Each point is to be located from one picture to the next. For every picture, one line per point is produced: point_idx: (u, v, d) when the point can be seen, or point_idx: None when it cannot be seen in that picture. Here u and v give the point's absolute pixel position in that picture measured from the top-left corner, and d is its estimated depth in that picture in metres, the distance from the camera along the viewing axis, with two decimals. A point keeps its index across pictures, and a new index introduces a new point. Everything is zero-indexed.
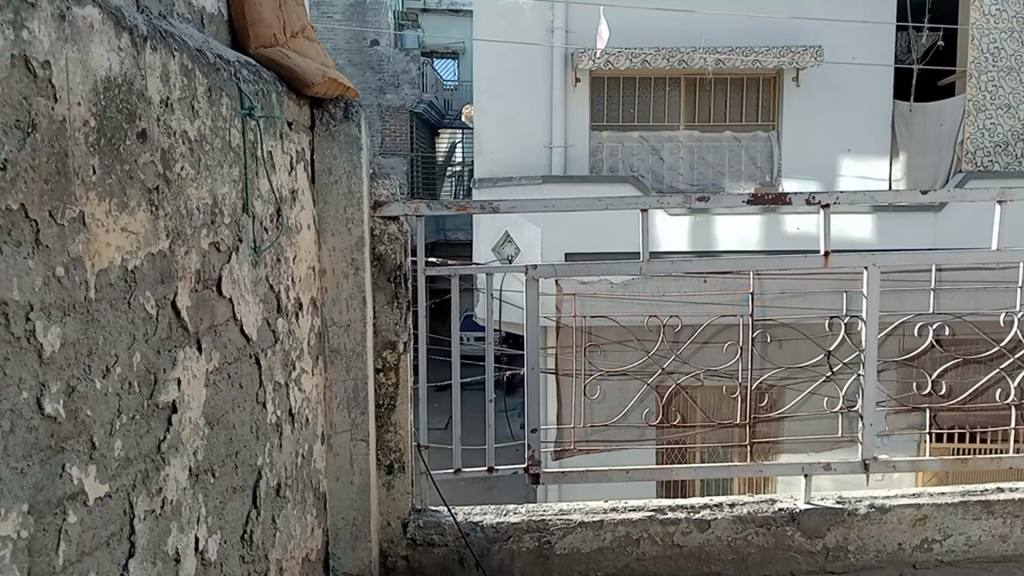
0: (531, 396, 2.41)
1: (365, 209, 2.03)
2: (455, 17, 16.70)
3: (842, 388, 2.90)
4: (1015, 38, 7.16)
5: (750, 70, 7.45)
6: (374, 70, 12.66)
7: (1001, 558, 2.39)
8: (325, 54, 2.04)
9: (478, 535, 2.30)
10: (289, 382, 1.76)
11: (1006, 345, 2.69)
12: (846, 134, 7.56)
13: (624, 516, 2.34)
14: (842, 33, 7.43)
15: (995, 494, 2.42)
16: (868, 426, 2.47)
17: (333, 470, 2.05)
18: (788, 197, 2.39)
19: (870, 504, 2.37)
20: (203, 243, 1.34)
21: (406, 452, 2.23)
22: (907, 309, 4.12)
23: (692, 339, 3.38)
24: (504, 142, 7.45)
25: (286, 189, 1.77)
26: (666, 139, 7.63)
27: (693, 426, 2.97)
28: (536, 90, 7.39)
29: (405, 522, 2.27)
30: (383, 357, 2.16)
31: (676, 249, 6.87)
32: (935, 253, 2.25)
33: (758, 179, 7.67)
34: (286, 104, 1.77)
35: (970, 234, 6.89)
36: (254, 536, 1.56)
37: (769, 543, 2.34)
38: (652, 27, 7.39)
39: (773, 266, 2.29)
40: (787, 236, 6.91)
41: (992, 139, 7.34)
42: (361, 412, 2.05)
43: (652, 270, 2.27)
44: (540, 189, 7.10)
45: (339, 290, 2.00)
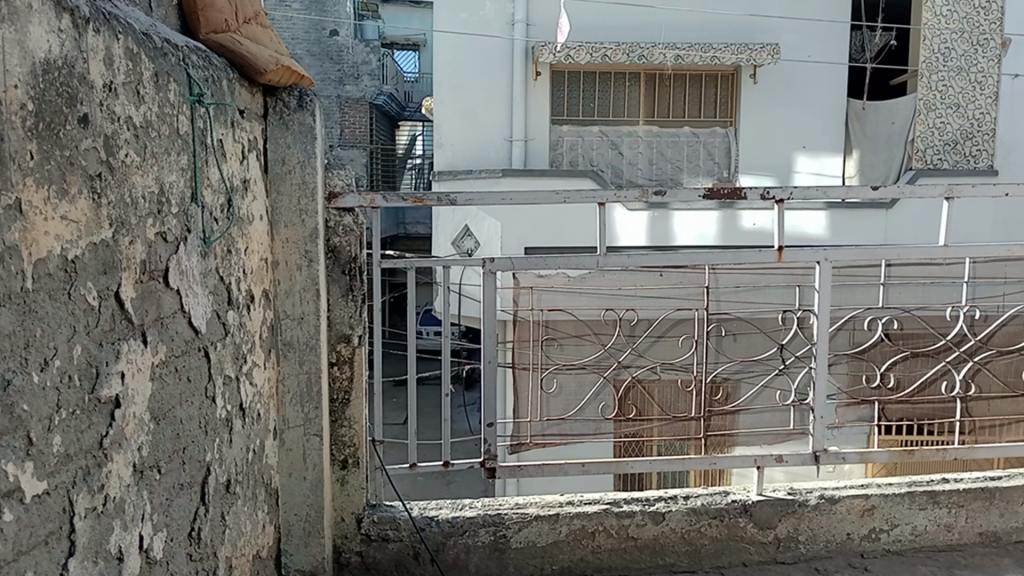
0: (486, 390, 2.40)
1: (320, 199, 2.00)
2: (415, 8, 16.65)
3: (794, 382, 2.94)
4: (965, 39, 7.33)
5: (708, 66, 7.52)
6: (333, 61, 12.50)
7: (946, 548, 2.45)
8: (279, 41, 2.00)
9: (433, 529, 2.28)
10: (239, 376, 1.72)
11: (953, 339, 2.74)
12: (800, 130, 7.67)
13: (580, 509, 2.34)
14: (798, 32, 7.55)
15: (941, 485, 2.48)
16: (819, 419, 2.52)
17: (286, 465, 2.01)
18: (744, 193, 2.40)
19: (820, 496, 2.41)
20: (149, 233, 1.30)
21: (361, 447, 2.21)
22: (857, 304, 4.21)
23: (648, 333, 3.40)
24: (464, 134, 7.41)
25: (237, 178, 1.73)
26: (626, 134, 7.67)
27: (649, 420, 2.98)
28: (496, 82, 7.36)
29: (360, 517, 2.25)
30: (337, 350, 2.13)
31: (635, 245, 6.96)
32: (886, 249, 2.29)
33: (716, 175, 7.75)
34: (237, 91, 1.73)
35: (918, 228, 7.07)
36: (202, 534, 1.53)
37: (723, 535, 2.37)
38: (612, 22, 7.42)
39: (729, 260, 2.31)
40: (743, 232, 6.99)
41: (942, 138, 7.53)
42: (314, 407, 2.02)
43: (609, 263, 2.28)
44: (499, 182, 7.09)
45: (292, 282, 1.96)
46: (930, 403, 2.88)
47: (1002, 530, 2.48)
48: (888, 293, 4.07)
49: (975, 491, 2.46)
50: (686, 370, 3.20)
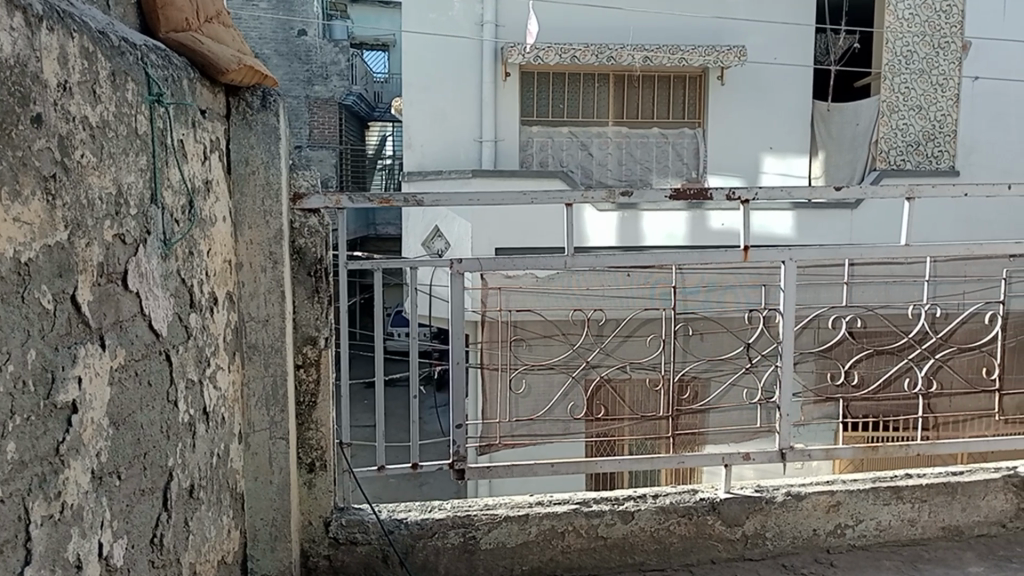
0: (455, 391, 2.39)
1: (284, 200, 1.98)
2: (384, 9, 16.59)
3: (760, 380, 2.98)
4: (926, 42, 7.47)
5: (676, 68, 7.58)
6: (301, 61, 12.40)
7: (910, 542, 2.49)
8: (242, 41, 1.98)
9: (402, 532, 2.27)
10: (203, 379, 1.70)
11: (915, 337, 2.78)
12: (767, 131, 7.75)
13: (549, 510, 2.35)
14: (764, 34, 7.64)
15: (905, 481, 2.52)
16: (785, 416, 2.54)
17: (251, 470, 1.99)
18: (709, 193, 2.42)
19: (786, 493, 2.44)
20: (107, 234, 1.28)
21: (328, 449, 2.19)
22: (821, 302, 4.26)
23: (617, 333, 3.40)
24: (434, 135, 7.40)
25: (199, 179, 1.70)
26: (595, 135, 7.70)
27: (620, 419, 2.98)
28: (465, 83, 7.36)
29: (328, 521, 2.23)
30: (303, 353, 2.11)
31: (604, 244, 6.97)
32: (848, 249, 2.31)
33: (684, 175, 7.82)
34: (198, 91, 1.71)
35: (883, 228, 7.21)
36: (165, 540, 1.50)
37: (691, 533, 2.38)
38: (581, 24, 7.44)
39: (695, 261, 2.33)
40: (712, 232, 7.06)
41: (905, 139, 7.64)
42: (280, 410, 2.00)
43: (576, 264, 2.28)
44: (470, 183, 7.08)
45: (256, 284, 1.94)
46: (893, 401, 2.92)
47: (964, 524, 2.52)
48: (852, 292, 4.12)
49: (938, 486, 2.49)
50: (655, 369, 3.21)
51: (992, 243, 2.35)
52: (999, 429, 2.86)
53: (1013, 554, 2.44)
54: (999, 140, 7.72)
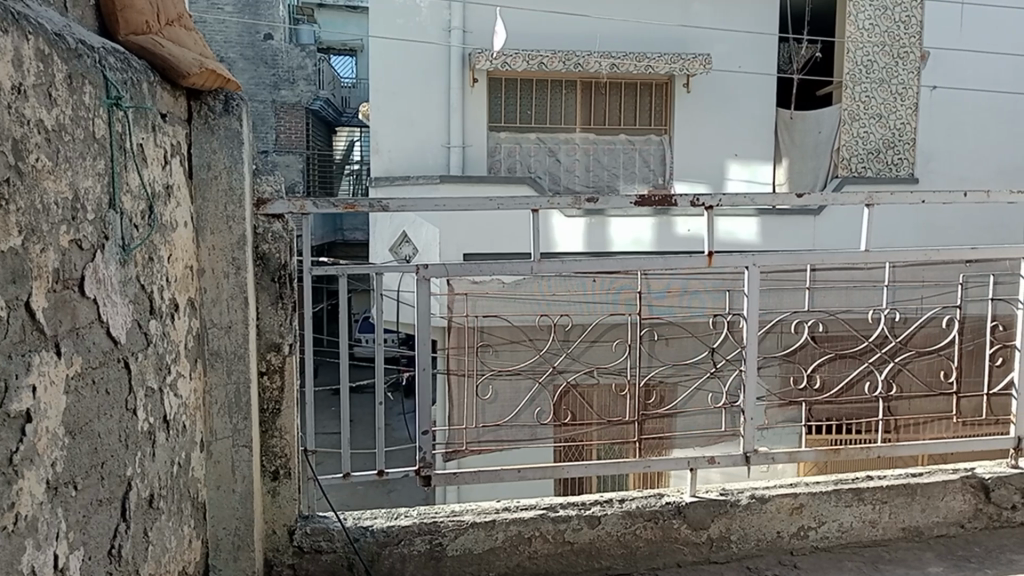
0: (421, 398, 2.38)
1: (247, 206, 1.97)
2: (352, 14, 16.52)
3: (725, 384, 3.01)
4: (886, 52, 7.61)
5: (643, 75, 7.63)
6: (268, 65, 12.29)
7: (871, 543, 2.53)
8: (204, 45, 1.96)
9: (368, 539, 2.25)
10: (163, 387, 1.67)
11: (875, 341, 2.82)
12: (731, 139, 7.85)
13: (516, 515, 2.35)
14: (729, 43, 7.75)
15: (866, 483, 2.56)
16: (749, 421, 2.57)
17: (213, 478, 1.96)
18: (673, 199, 2.44)
19: (750, 496, 2.46)
20: (63, 240, 1.25)
21: (293, 457, 2.17)
22: (785, 307, 4.31)
23: (583, 338, 3.41)
24: (402, 140, 7.39)
25: (159, 184, 1.68)
26: (563, 141, 7.74)
27: (587, 424, 2.98)
28: (433, 88, 7.36)
29: (292, 529, 2.20)
30: (267, 360, 2.08)
31: (571, 250, 7.01)
32: (809, 253, 2.35)
33: (651, 182, 7.86)
34: (159, 94, 1.69)
35: (844, 233, 7.35)
36: (123, 551, 1.47)
37: (657, 537, 2.39)
38: (547, 31, 7.48)
39: (659, 267, 2.34)
40: (678, 238, 7.13)
41: (866, 147, 7.75)
42: (243, 417, 1.98)
43: (542, 270, 2.28)
44: (438, 188, 7.07)
45: (218, 290, 1.92)
46: (854, 404, 2.97)
47: (924, 525, 2.56)
48: (815, 297, 4.17)
49: (898, 488, 2.54)
50: (621, 374, 3.23)
51: (948, 248, 2.40)
52: (958, 432, 2.91)
53: (970, 553, 2.48)
54: (956, 147, 7.90)
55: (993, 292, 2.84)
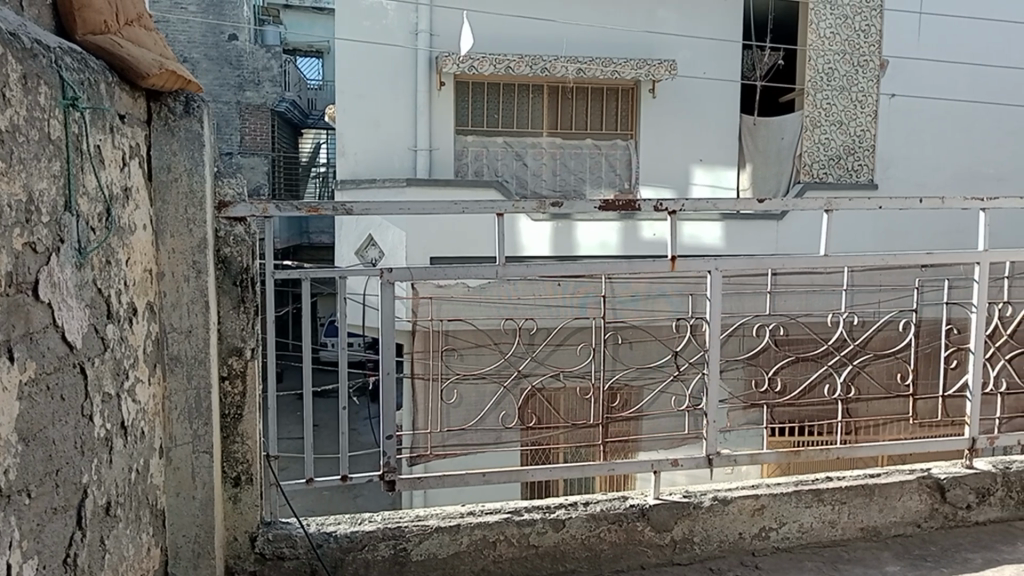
0: (384, 402, 2.37)
1: (209, 209, 1.94)
2: (318, 15, 16.40)
3: (687, 386, 3.04)
4: (847, 59, 7.75)
5: (609, 80, 7.67)
6: (232, 66, 12.15)
7: (831, 543, 2.56)
8: (165, 45, 1.94)
9: (331, 545, 2.24)
10: (121, 393, 1.64)
11: (834, 344, 2.87)
12: (697, 144, 7.95)
13: (480, 519, 2.35)
14: (693, 49, 7.84)
15: (825, 484, 2.60)
16: (712, 423, 2.60)
17: (173, 485, 1.94)
18: (637, 204, 2.46)
19: (713, 497, 2.49)
20: (16, 243, 1.22)
21: (255, 463, 2.14)
22: (746, 310, 4.37)
23: (548, 341, 3.42)
24: (368, 143, 7.36)
25: (117, 186, 1.65)
26: (530, 145, 7.75)
27: (552, 427, 2.98)
28: (399, 91, 7.34)
29: (254, 536, 2.18)
30: (229, 364, 2.06)
31: (538, 254, 7.03)
32: (770, 258, 2.38)
33: (617, 187, 7.92)
34: (117, 95, 1.66)
35: (805, 238, 7.47)
36: (78, 560, 1.44)
37: (621, 539, 2.41)
38: (514, 35, 7.48)
39: (623, 272, 2.36)
40: (644, 242, 7.20)
41: (827, 153, 7.89)
42: (203, 423, 1.95)
43: (507, 273, 2.28)
44: (404, 191, 7.05)
45: (178, 294, 1.89)
46: (814, 406, 3.01)
47: (882, 525, 2.61)
48: (776, 300, 4.22)
49: (856, 488, 2.58)
50: (586, 377, 3.24)
51: (904, 252, 2.45)
52: (914, 432, 2.98)
53: (927, 552, 2.52)
54: (913, 154, 8.06)
55: (948, 296, 2.89)
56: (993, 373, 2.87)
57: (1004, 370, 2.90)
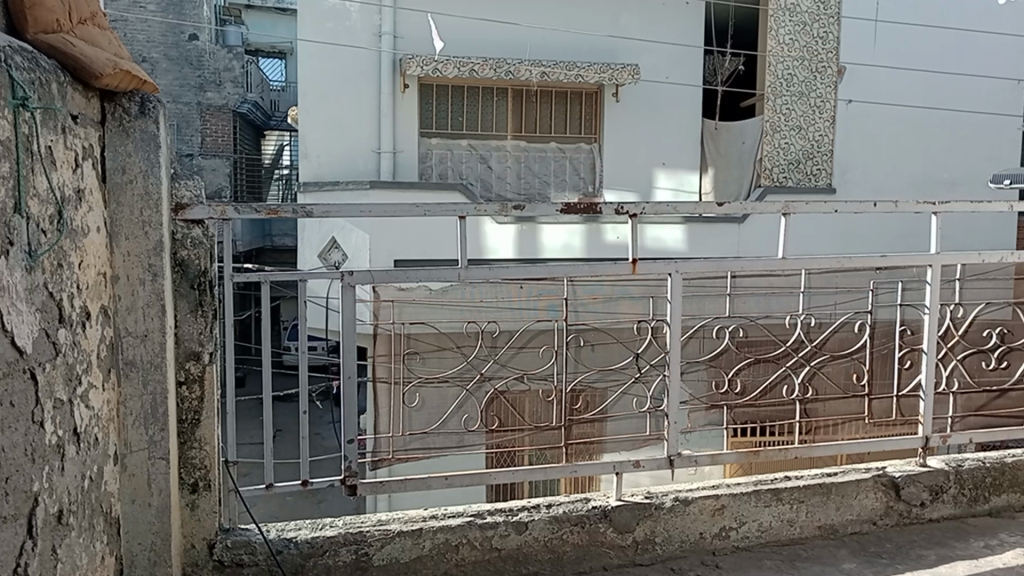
0: (346, 406, 2.35)
1: (165, 211, 1.92)
2: (282, 15, 16.24)
3: (649, 388, 3.06)
4: (805, 65, 7.91)
5: (573, 84, 7.70)
6: (193, 66, 11.97)
7: (789, 542, 2.60)
8: (120, 45, 1.91)
9: (292, 551, 2.22)
10: (73, 399, 1.61)
11: (793, 346, 2.92)
12: (659, 148, 8.03)
13: (443, 523, 2.34)
14: (655, 54, 7.92)
15: (784, 483, 2.64)
16: (673, 424, 2.62)
17: (128, 492, 1.90)
18: (599, 207, 2.47)
19: (674, 498, 2.52)
20: None
21: (213, 469, 2.12)
22: (706, 313, 4.42)
23: (510, 344, 3.42)
24: (331, 145, 7.30)
25: (69, 188, 1.62)
26: (494, 149, 7.75)
27: (514, 430, 2.99)
28: (363, 93, 7.30)
29: (212, 543, 2.15)
30: (186, 369, 2.03)
31: (502, 257, 7.05)
32: (729, 261, 2.40)
33: (581, 190, 7.97)
34: (69, 95, 1.63)
35: (766, 241, 7.58)
36: (29, 570, 1.41)
37: (584, 541, 2.42)
38: (478, 39, 7.49)
39: (585, 275, 2.37)
40: (608, 245, 7.24)
41: (787, 158, 8.02)
42: (160, 429, 1.92)
43: (469, 276, 2.28)
44: (368, 194, 7.01)
45: (134, 298, 1.86)
46: (773, 407, 3.05)
47: (838, 522, 2.66)
48: (734, 303, 4.28)
49: (814, 487, 2.63)
50: (548, 380, 3.24)
51: (859, 256, 2.49)
52: (869, 432, 3.03)
53: (882, 549, 2.56)
54: (871, 160, 8.20)
55: (903, 298, 2.95)
56: (946, 373, 2.94)
57: (957, 371, 2.97)
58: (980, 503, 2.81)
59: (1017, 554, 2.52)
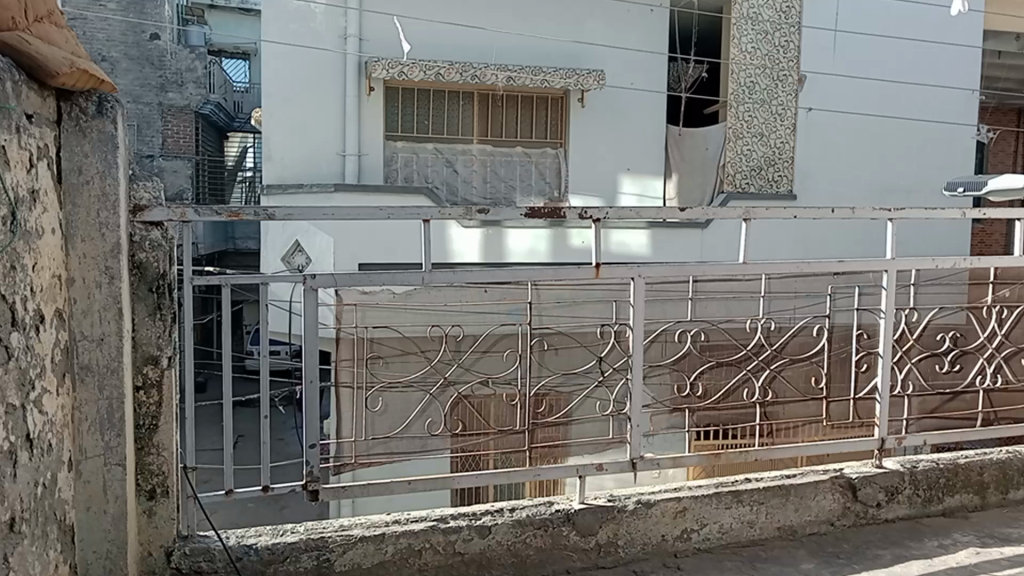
0: (308, 410, 2.33)
1: (123, 213, 1.88)
2: (245, 16, 16.05)
3: (612, 392, 3.09)
4: (767, 74, 8.01)
5: (538, 89, 7.72)
6: (154, 66, 11.80)
7: (749, 543, 2.64)
8: (78, 43, 1.87)
9: (251, 558, 2.20)
10: (26, 405, 1.57)
11: (753, 349, 2.96)
12: (624, 154, 8.10)
13: (406, 528, 2.33)
14: (620, 60, 7.99)
15: (744, 485, 2.68)
16: (636, 427, 2.65)
17: (83, 499, 1.87)
18: (563, 211, 2.49)
19: (636, 501, 2.54)
20: None
21: (171, 474, 2.08)
22: (668, 317, 4.46)
23: (474, 348, 3.41)
24: (295, 148, 7.24)
25: (23, 189, 1.58)
26: (460, 152, 7.74)
27: (477, 434, 2.98)
28: (328, 96, 7.25)
29: (170, 550, 2.11)
30: (143, 373, 2.00)
31: (468, 261, 7.03)
32: (691, 265, 2.42)
33: (547, 195, 7.99)
34: (24, 94, 1.59)
35: (726, 247, 7.68)
36: None
37: (547, 544, 2.42)
38: (444, 44, 7.49)
39: (549, 279, 2.38)
40: (573, 250, 7.27)
41: (749, 164, 8.12)
42: (116, 435, 1.89)
43: (433, 280, 2.28)
44: (332, 198, 6.96)
45: (90, 301, 1.83)
46: (733, 410, 3.09)
47: (797, 524, 2.70)
48: (696, 307, 4.32)
49: (773, 489, 2.67)
50: (511, 384, 3.25)
51: (817, 261, 2.53)
52: (826, 433, 3.09)
53: (839, 549, 2.61)
54: (830, 166, 8.38)
55: (859, 303, 3.01)
56: (900, 376, 3.01)
57: (911, 374, 3.04)
58: (934, 503, 2.88)
59: (969, 553, 2.58)
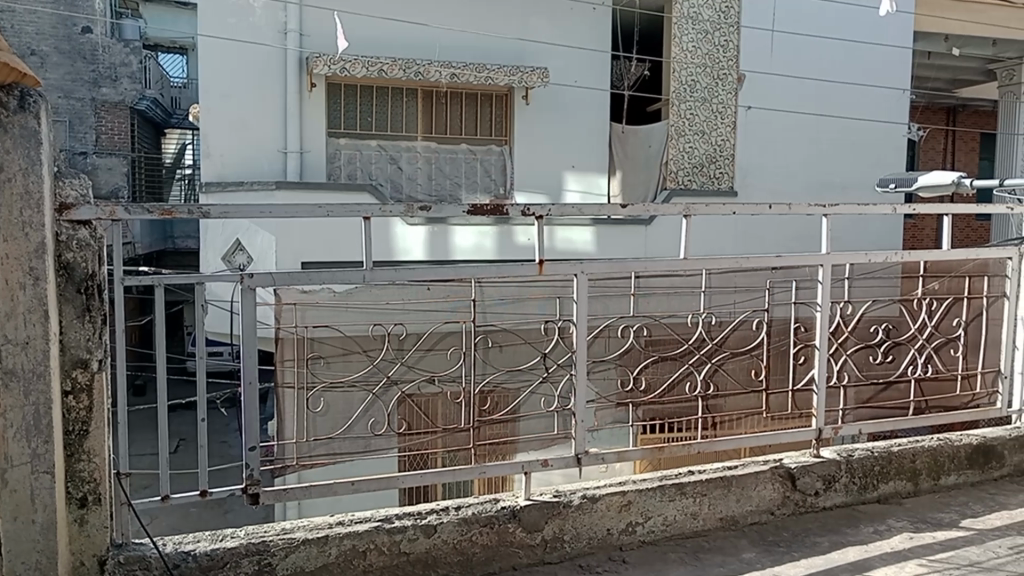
0: (249, 412, 2.28)
1: (47, 211, 1.81)
2: (182, 9, 15.69)
3: (556, 387, 3.09)
4: (708, 73, 8.13)
5: (482, 86, 7.71)
6: (86, 60, 11.47)
7: (693, 534, 2.68)
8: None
9: (189, 564, 2.15)
10: None
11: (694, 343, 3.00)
12: (569, 151, 8.15)
13: (350, 529, 2.30)
14: (564, 58, 8.04)
15: (687, 478, 2.72)
16: (580, 422, 2.66)
17: (8, 510, 1.79)
18: (505, 208, 2.48)
19: (582, 496, 2.55)
20: None
21: (104, 481, 2.02)
22: (611, 312, 4.50)
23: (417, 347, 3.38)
24: (235, 145, 7.10)
25: None
26: (404, 149, 7.66)
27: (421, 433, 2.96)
28: (268, 93, 7.14)
29: (103, 559, 2.05)
30: (72, 377, 1.93)
31: (412, 258, 6.98)
32: (632, 262, 2.44)
33: (492, 192, 8.01)
34: None
35: (668, 243, 7.79)
36: None
37: (493, 541, 2.42)
38: (386, 39, 7.42)
39: (492, 275, 2.37)
40: (518, 246, 7.29)
41: (691, 161, 8.23)
42: (43, 441, 1.82)
43: (375, 278, 2.25)
44: (273, 196, 6.84)
45: (13, 303, 1.76)
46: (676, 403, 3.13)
47: (738, 514, 2.75)
48: (639, 303, 4.37)
49: (715, 480, 2.72)
50: (456, 381, 3.23)
51: (757, 256, 2.57)
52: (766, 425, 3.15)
53: (779, 537, 2.66)
54: (769, 163, 8.55)
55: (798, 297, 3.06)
56: (836, 368, 3.10)
57: (847, 365, 3.14)
58: (869, 490, 2.96)
59: (904, 538, 2.66)
